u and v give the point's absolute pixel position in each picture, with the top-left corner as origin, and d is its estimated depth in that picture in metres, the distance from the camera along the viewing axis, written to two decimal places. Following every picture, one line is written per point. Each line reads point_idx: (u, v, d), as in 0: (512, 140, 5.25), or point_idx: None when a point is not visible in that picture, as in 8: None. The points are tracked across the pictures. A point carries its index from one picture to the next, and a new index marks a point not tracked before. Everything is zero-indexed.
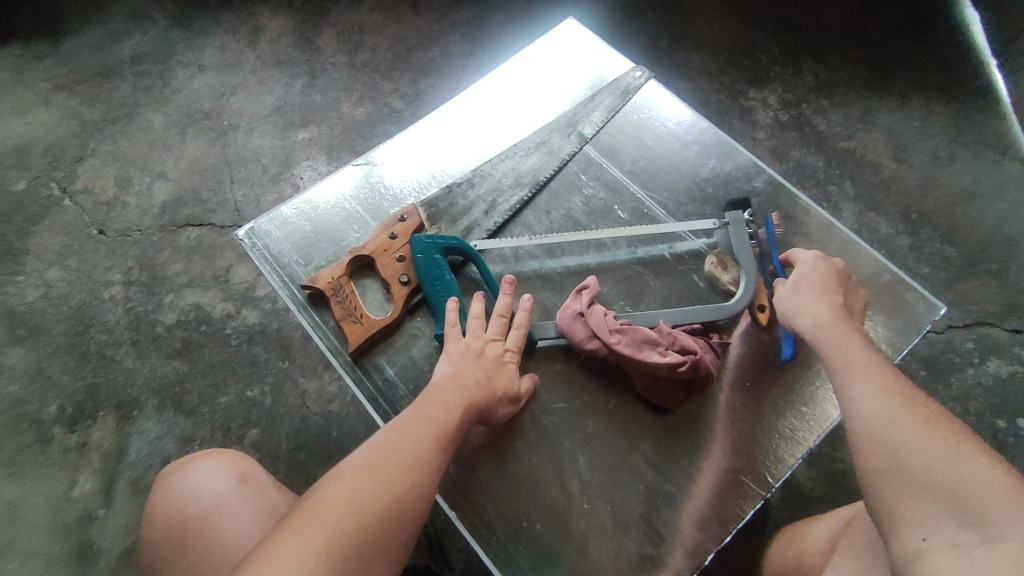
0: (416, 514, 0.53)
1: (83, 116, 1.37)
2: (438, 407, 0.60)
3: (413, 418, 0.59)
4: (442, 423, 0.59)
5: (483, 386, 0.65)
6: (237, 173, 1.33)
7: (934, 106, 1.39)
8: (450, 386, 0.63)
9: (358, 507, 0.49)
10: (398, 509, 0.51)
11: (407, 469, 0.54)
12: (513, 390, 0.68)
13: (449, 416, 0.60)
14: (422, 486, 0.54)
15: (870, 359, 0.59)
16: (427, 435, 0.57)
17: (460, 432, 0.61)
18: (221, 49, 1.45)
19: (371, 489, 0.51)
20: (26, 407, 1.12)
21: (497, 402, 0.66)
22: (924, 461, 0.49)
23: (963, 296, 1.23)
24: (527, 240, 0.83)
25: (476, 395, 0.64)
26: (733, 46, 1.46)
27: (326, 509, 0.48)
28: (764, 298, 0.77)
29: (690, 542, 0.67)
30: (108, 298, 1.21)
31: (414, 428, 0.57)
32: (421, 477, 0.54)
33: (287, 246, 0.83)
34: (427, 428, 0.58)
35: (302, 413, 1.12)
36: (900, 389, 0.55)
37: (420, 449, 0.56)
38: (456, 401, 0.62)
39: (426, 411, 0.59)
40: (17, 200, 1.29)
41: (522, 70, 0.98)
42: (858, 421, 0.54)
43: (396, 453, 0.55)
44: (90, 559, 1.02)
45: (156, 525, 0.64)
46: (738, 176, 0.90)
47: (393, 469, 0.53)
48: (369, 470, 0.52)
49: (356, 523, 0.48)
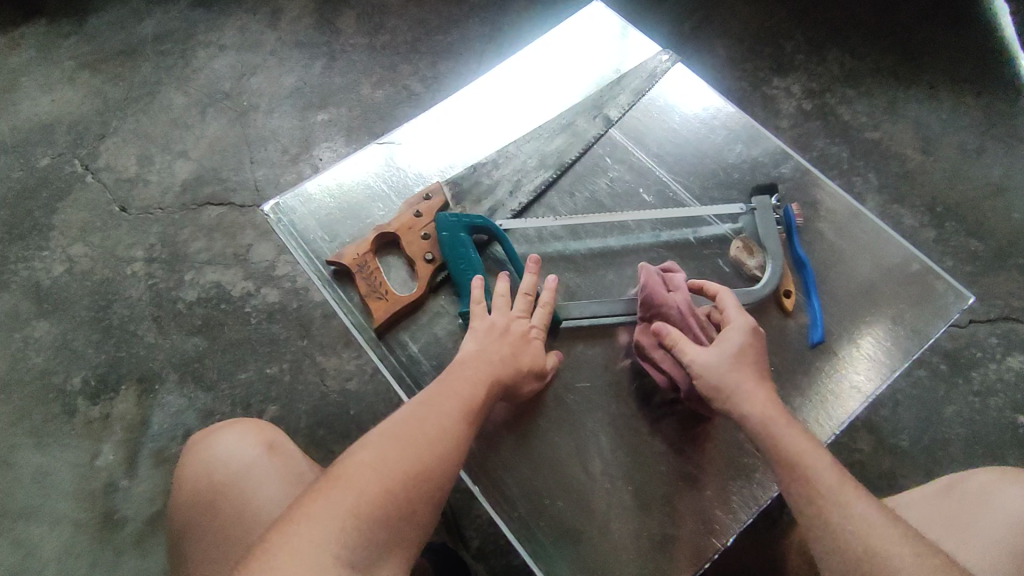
0: (443, 488, 0.53)
1: (106, 94, 1.38)
2: (463, 383, 0.60)
3: (440, 393, 0.59)
4: (468, 397, 0.59)
5: (507, 362, 0.65)
6: (257, 153, 1.34)
7: (962, 98, 1.37)
8: (475, 363, 0.63)
9: (386, 479, 0.50)
10: (423, 482, 0.52)
11: (433, 443, 0.54)
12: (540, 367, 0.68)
13: (474, 391, 0.60)
14: (450, 460, 0.54)
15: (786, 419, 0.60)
16: (454, 411, 0.57)
17: (484, 409, 0.61)
18: (242, 30, 1.45)
19: (399, 461, 0.51)
20: (51, 379, 1.14)
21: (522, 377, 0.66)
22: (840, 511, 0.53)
23: (988, 290, 1.21)
24: (552, 220, 0.83)
25: (497, 371, 0.63)
26: (757, 33, 1.43)
27: (353, 479, 0.49)
28: (789, 283, 0.79)
29: (711, 524, 0.67)
30: (131, 274, 1.22)
31: (441, 402, 0.58)
32: (448, 451, 0.55)
33: (312, 222, 0.83)
34: (453, 404, 0.58)
35: (321, 391, 1.13)
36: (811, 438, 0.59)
37: (446, 424, 0.56)
38: (479, 378, 0.62)
39: (453, 388, 0.60)
40: (42, 175, 1.30)
41: (547, 52, 0.98)
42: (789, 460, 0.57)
43: (422, 425, 0.55)
44: (114, 528, 1.04)
45: (184, 490, 0.65)
46: (765, 162, 0.89)
47: (419, 441, 0.53)
48: (397, 442, 0.53)
49: (382, 493, 0.49)
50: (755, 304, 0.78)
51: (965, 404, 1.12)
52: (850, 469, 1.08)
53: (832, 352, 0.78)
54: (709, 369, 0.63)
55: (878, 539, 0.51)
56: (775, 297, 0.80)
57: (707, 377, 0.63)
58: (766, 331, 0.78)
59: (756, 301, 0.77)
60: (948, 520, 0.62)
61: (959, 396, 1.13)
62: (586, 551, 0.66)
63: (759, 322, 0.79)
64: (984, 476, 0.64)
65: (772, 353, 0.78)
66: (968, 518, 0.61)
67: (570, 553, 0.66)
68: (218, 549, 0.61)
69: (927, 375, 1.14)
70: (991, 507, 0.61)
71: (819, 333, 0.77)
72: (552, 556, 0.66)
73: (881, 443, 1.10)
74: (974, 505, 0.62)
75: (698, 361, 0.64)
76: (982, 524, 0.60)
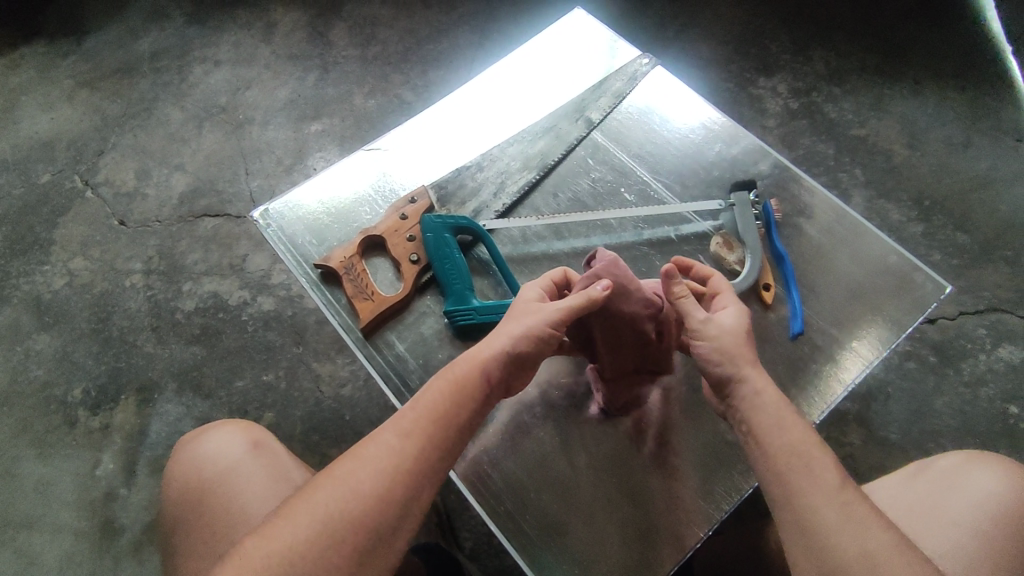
0: (382, 528, 0.51)
1: (104, 111, 1.41)
2: (429, 398, 0.57)
3: (386, 425, 0.56)
4: (414, 423, 0.55)
5: (493, 339, 0.61)
6: (252, 164, 1.36)
7: (947, 93, 1.39)
8: (451, 362, 0.60)
9: (310, 525, 0.49)
10: (352, 527, 0.50)
11: (369, 481, 0.52)
12: (543, 310, 0.63)
13: (437, 405, 0.57)
14: (389, 498, 0.51)
15: (778, 405, 0.58)
16: (405, 436, 0.54)
17: (455, 420, 0.57)
18: (236, 45, 1.49)
19: (326, 503, 0.50)
20: (51, 391, 1.16)
21: (508, 358, 0.60)
22: (825, 490, 0.52)
23: (976, 282, 1.22)
24: (535, 221, 0.85)
25: (461, 373, 0.58)
26: (742, 35, 1.46)
27: (282, 526, 0.49)
28: (769, 276, 0.81)
29: (696, 513, 0.69)
30: (129, 286, 1.25)
31: (382, 435, 0.54)
32: (386, 485, 0.52)
33: (300, 227, 0.86)
34: (403, 427, 0.55)
35: (316, 397, 1.15)
36: (798, 423, 0.57)
37: (392, 453, 0.53)
38: (444, 388, 0.58)
39: (414, 405, 0.57)
40: (42, 192, 1.33)
41: (532, 59, 1.00)
42: (775, 446, 0.55)
43: (351, 464, 0.53)
44: (114, 536, 1.05)
45: (175, 487, 0.67)
46: (744, 160, 0.91)
47: (341, 484, 0.51)
48: (332, 481, 0.51)
49: (301, 545, 0.48)
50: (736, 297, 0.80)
51: (956, 396, 1.13)
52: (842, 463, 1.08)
53: (813, 344, 0.80)
54: (724, 335, 0.61)
55: (872, 539, 0.49)
56: (756, 291, 0.81)
57: (719, 343, 0.61)
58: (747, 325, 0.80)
59: (737, 294, 0.78)
60: (915, 507, 0.63)
61: (949, 387, 1.13)
62: (572, 544, 0.68)
63: None
64: (952, 458, 0.65)
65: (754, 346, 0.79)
66: (938, 501, 0.62)
67: (556, 546, 0.68)
68: (204, 545, 0.62)
69: (916, 367, 1.15)
70: (960, 489, 0.62)
71: (799, 324, 0.78)
72: (538, 550, 0.68)
73: (872, 436, 1.10)
74: (944, 488, 0.63)
75: (713, 326, 0.62)
76: (952, 509, 0.61)
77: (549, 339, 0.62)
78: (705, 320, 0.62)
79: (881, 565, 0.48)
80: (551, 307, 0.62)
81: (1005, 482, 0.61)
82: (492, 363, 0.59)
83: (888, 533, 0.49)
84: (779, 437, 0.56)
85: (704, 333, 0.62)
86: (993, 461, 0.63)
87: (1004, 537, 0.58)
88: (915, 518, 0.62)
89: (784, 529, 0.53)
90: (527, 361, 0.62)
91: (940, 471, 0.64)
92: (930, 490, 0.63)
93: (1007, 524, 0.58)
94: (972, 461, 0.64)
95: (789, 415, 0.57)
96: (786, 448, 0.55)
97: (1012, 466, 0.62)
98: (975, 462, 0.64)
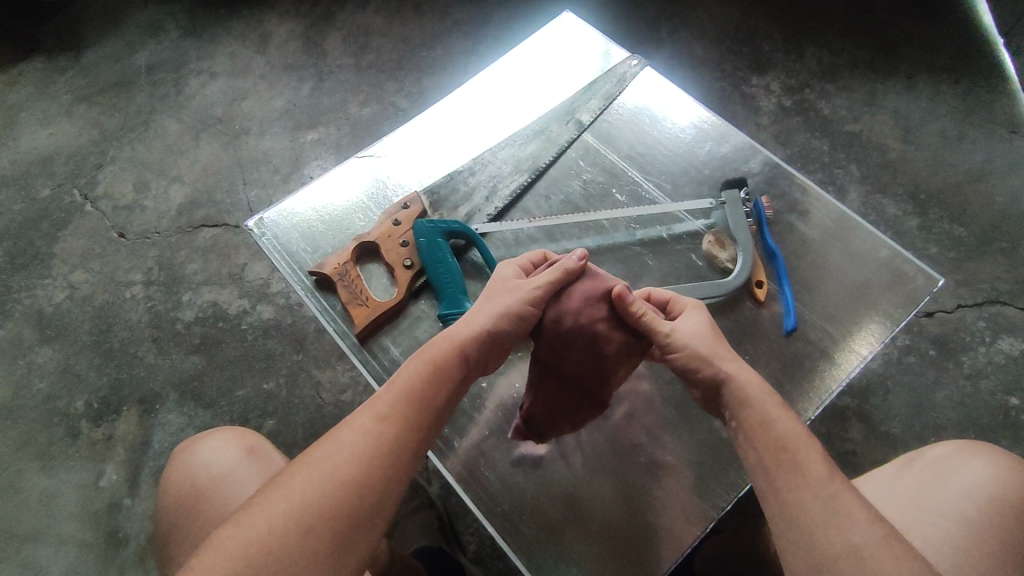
0: (361, 511, 0.51)
1: (102, 125, 1.42)
2: (405, 381, 0.58)
3: (360, 410, 0.56)
4: (389, 407, 0.56)
5: (471, 318, 0.63)
6: (249, 174, 1.37)
7: (940, 87, 1.39)
8: (428, 342, 0.61)
9: (286, 512, 0.49)
10: (329, 511, 0.49)
11: (347, 464, 0.52)
12: (521, 289, 0.65)
13: (414, 387, 0.58)
14: (368, 480, 0.52)
15: (763, 396, 0.58)
16: (382, 419, 0.55)
17: (430, 403, 0.58)
18: (232, 56, 1.50)
19: (302, 489, 0.50)
20: (54, 403, 1.17)
21: (487, 336, 0.62)
22: (811, 484, 0.52)
23: (974, 275, 1.22)
24: (527, 223, 0.85)
25: (438, 354, 0.60)
26: (735, 34, 1.46)
27: (256, 513, 0.49)
28: (761, 273, 0.81)
29: (691, 511, 0.70)
30: (130, 298, 1.25)
31: (358, 420, 0.55)
32: (365, 467, 0.52)
33: (295, 235, 0.86)
34: (380, 411, 0.56)
35: (317, 404, 1.16)
36: (786, 418, 0.57)
37: (369, 436, 0.54)
38: (420, 369, 0.59)
39: (391, 387, 0.58)
40: (42, 206, 1.34)
41: (522, 63, 1.00)
42: (764, 442, 0.56)
43: (327, 450, 0.53)
44: (118, 546, 1.06)
45: (170, 494, 0.68)
46: (735, 159, 0.91)
47: (317, 469, 0.51)
48: (308, 467, 0.51)
49: (277, 531, 0.47)
50: (729, 295, 0.80)
51: (956, 389, 1.13)
52: (843, 458, 1.08)
53: (807, 339, 0.80)
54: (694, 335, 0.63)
55: (859, 531, 0.48)
56: (748, 288, 0.81)
57: (693, 347, 0.62)
58: (740, 322, 0.80)
59: (729, 292, 0.78)
60: (905, 499, 0.63)
61: (949, 380, 1.13)
62: (568, 543, 0.69)
63: (733, 313, 0.81)
64: (942, 449, 0.66)
65: (747, 342, 0.79)
66: (928, 492, 0.62)
67: (552, 546, 0.69)
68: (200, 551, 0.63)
69: (916, 361, 1.15)
70: (948, 479, 0.62)
71: (792, 320, 0.79)
72: (535, 550, 0.69)
73: (873, 432, 1.10)
74: (931, 479, 0.63)
75: (683, 332, 0.63)
76: (941, 499, 0.61)
77: (527, 316, 0.64)
78: (672, 330, 0.64)
79: (868, 560, 0.47)
80: (528, 285, 0.65)
81: (994, 471, 0.61)
82: (470, 342, 0.61)
83: (876, 525, 0.49)
84: (767, 429, 0.56)
85: (676, 340, 0.63)
86: (981, 452, 0.63)
87: (994, 526, 0.58)
88: (905, 508, 0.62)
89: (774, 527, 0.53)
90: (503, 340, 0.64)
91: (930, 462, 0.65)
92: (917, 481, 0.64)
93: (995, 513, 0.58)
94: (961, 452, 0.64)
95: (775, 406, 0.58)
96: (773, 442, 0.55)
97: (1001, 456, 0.63)
98: (964, 453, 0.64)
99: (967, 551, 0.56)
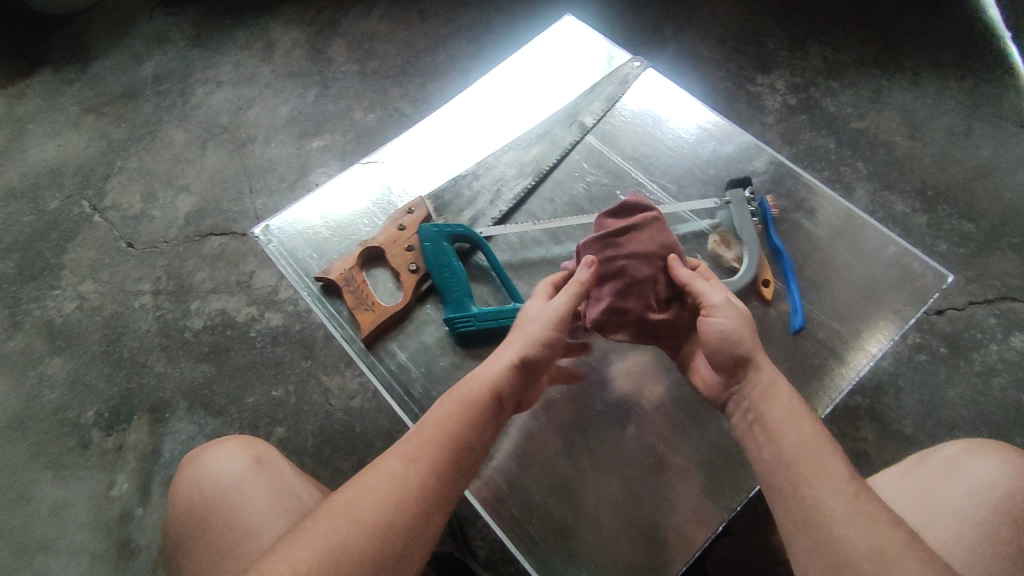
0: (395, 553, 0.50)
1: (110, 136, 1.44)
2: (435, 423, 0.58)
3: (389, 453, 0.56)
4: (417, 449, 0.55)
5: (499, 356, 0.63)
6: (256, 182, 1.38)
7: (947, 82, 1.38)
8: (457, 385, 0.61)
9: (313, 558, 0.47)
10: (361, 554, 0.48)
11: (373, 507, 0.51)
12: (545, 313, 0.65)
13: (444, 428, 0.57)
14: (401, 522, 0.51)
15: (790, 396, 0.58)
16: (409, 462, 0.54)
17: (461, 444, 0.57)
18: (237, 65, 1.51)
19: (328, 533, 0.49)
20: (66, 413, 1.18)
21: (518, 370, 0.62)
22: (831, 485, 0.51)
23: (985, 271, 1.21)
24: (532, 226, 0.85)
25: (470, 395, 0.60)
26: (738, 33, 1.46)
27: (282, 555, 0.47)
28: (768, 273, 0.81)
29: (701, 512, 0.69)
30: (139, 307, 1.26)
31: (388, 462, 0.54)
32: (393, 510, 0.51)
33: (301, 243, 0.87)
34: (409, 452, 0.55)
35: (325, 410, 1.16)
36: (807, 420, 0.57)
37: (398, 477, 0.53)
38: (451, 410, 0.58)
39: (421, 429, 0.57)
40: (52, 218, 1.35)
41: (524, 67, 1.01)
42: (782, 445, 0.55)
43: (354, 492, 0.52)
44: (130, 555, 1.06)
45: (179, 504, 0.68)
46: (740, 158, 0.91)
47: (345, 512, 0.50)
48: (335, 510, 0.51)
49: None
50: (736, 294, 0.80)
51: (968, 387, 1.12)
52: (855, 458, 1.07)
53: (815, 338, 0.79)
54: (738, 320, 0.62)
55: (881, 534, 0.48)
56: (755, 288, 0.81)
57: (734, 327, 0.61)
58: None
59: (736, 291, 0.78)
60: (916, 500, 0.62)
61: (962, 377, 1.12)
62: (577, 547, 0.69)
63: None
64: (952, 448, 0.65)
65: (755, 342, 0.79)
66: (941, 491, 0.61)
67: (562, 550, 0.69)
68: (209, 561, 0.63)
69: (927, 360, 1.14)
70: (957, 479, 0.61)
71: (800, 319, 0.78)
72: (544, 554, 0.69)
73: (885, 431, 1.09)
74: (939, 479, 0.62)
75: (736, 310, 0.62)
76: (952, 499, 0.60)
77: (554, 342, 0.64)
78: (723, 301, 0.63)
79: (891, 560, 0.46)
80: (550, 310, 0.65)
81: (1004, 470, 0.60)
82: (500, 381, 0.60)
83: (897, 528, 0.48)
84: (785, 430, 0.56)
85: (723, 310, 0.62)
86: (993, 450, 0.62)
87: (1004, 526, 0.57)
88: (916, 511, 0.61)
89: (787, 522, 0.52)
90: (535, 369, 0.64)
91: (940, 462, 0.64)
92: (928, 482, 0.63)
93: (1006, 512, 0.58)
94: (969, 450, 0.63)
95: (799, 408, 0.57)
96: (793, 442, 0.55)
97: (1012, 453, 0.62)
98: (976, 451, 0.63)
99: (977, 553, 0.56)
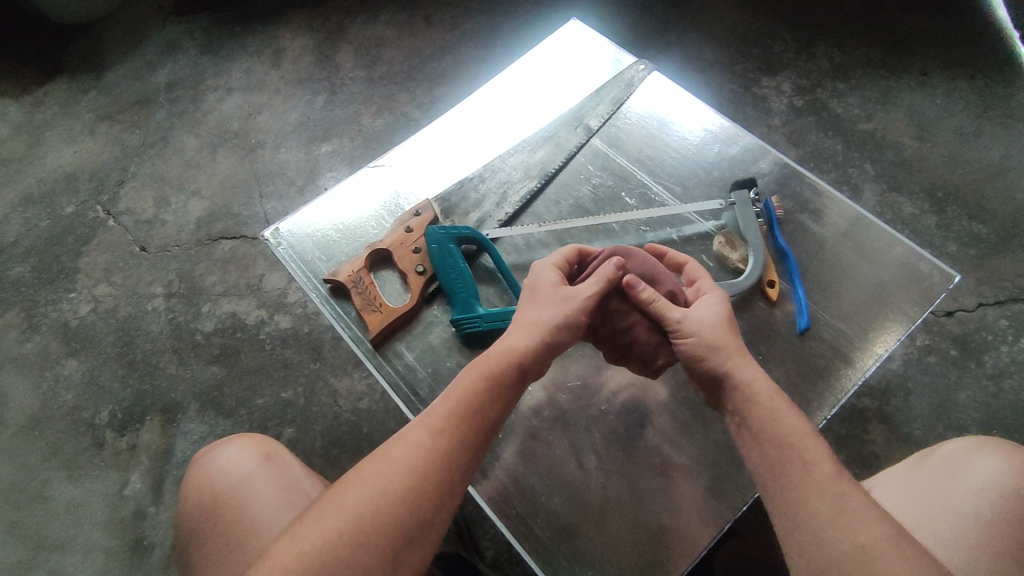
0: (420, 520, 0.52)
1: (124, 142, 1.46)
2: (459, 395, 0.58)
3: (414, 424, 0.56)
4: (442, 419, 0.56)
5: (519, 330, 0.62)
6: (266, 187, 1.40)
7: (955, 83, 1.37)
8: (480, 355, 0.61)
9: (345, 525, 0.49)
10: (387, 520, 0.50)
11: (399, 478, 0.52)
12: (561, 296, 0.65)
13: (467, 400, 0.57)
14: (425, 491, 0.52)
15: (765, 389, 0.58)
16: (433, 433, 0.55)
17: (486, 413, 0.58)
18: (247, 72, 1.53)
19: (356, 501, 0.51)
20: (80, 414, 1.19)
21: (540, 342, 0.62)
22: (815, 483, 0.52)
23: (995, 273, 1.20)
24: (538, 227, 0.86)
25: (492, 365, 0.59)
26: (743, 36, 1.46)
27: (313, 524, 0.50)
28: (772, 274, 0.81)
29: (706, 511, 0.70)
30: (152, 310, 1.28)
31: (413, 434, 0.55)
32: (418, 481, 0.52)
33: (310, 245, 0.88)
34: (432, 424, 0.56)
35: (335, 411, 1.17)
36: (796, 419, 0.56)
37: (421, 449, 0.54)
38: (475, 381, 0.59)
39: (443, 400, 0.58)
40: (67, 222, 1.38)
41: (530, 71, 1.02)
42: (768, 442, 0.55)
43: (382, 463, 0.53)
44: (143, 554, 1.08)
45: (190, 501, 0.69)
46: (744, 159, 0.91)
47: (373, 482, 0.52)
48: (363, 481, 0.52)
49: (339, 541, 0.49)
50: (741, 295, 0.80)
51: (979, 389, 1.11)
52: (863, 461, 1.06)
53: (822, 339, 0.79)
54: (710, 334, 0.61)
55: (864, 530, 0.48)
56: (760, 289, 0.81)
57: (704, 337, 0.61)
58: (752, 323, 0.80)
59: (741, 292, 0.78)
60: (916, 494, 0.62)
61: (972, 380, 1.11)
62: (583, 545, 0.69)
63: (746, 313, 0.81)
64: (956, 444, 0.65)
65: (761, 342, 0.79)
66: (943, 485, 0.61)
67: (569, 549, 0.69)
68: (218, 556, 0.64)
69: (937, 361, 1.13)
70: (958, 477, 0.61)
71: (805, 320, 0.78)
72: (551, 552, 0.69)
73: (894, 433, 1.08)
74: (941, 475, 0.62)
75: (698, 325, 0.62)
76: (953, 494, 0.60)
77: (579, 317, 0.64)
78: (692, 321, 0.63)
79: (875, 560, 0.47)
80: (568, 292, 0.65)
81: (1006, 465, 0.60)
82: (523, 351, 0.60)
83: (883, 524, 0.49)
84: (771, 429, 0.55)
85: (692, 330, 0.62)
86: (997, 447, 0.62)
87: (1003, 520, 0.57)
88: (918, 506, 0.61)
89: (778, 521, 0.53)
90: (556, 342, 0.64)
91: (944, 458, 0.64)
92: (929, 477, 0.63)
93: (1006, 508, 0.58)
94: (973, 447, 0.63)
95: (782, 405, 0.57)
96: (774, 442, 0.54)
97: (1016, 451, 0.61)
98: (980, 448, 0.63)
99: (976, 550, 0.56)
